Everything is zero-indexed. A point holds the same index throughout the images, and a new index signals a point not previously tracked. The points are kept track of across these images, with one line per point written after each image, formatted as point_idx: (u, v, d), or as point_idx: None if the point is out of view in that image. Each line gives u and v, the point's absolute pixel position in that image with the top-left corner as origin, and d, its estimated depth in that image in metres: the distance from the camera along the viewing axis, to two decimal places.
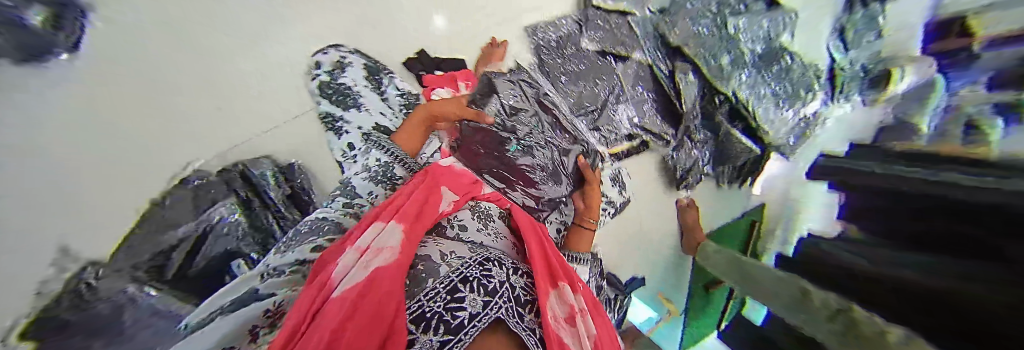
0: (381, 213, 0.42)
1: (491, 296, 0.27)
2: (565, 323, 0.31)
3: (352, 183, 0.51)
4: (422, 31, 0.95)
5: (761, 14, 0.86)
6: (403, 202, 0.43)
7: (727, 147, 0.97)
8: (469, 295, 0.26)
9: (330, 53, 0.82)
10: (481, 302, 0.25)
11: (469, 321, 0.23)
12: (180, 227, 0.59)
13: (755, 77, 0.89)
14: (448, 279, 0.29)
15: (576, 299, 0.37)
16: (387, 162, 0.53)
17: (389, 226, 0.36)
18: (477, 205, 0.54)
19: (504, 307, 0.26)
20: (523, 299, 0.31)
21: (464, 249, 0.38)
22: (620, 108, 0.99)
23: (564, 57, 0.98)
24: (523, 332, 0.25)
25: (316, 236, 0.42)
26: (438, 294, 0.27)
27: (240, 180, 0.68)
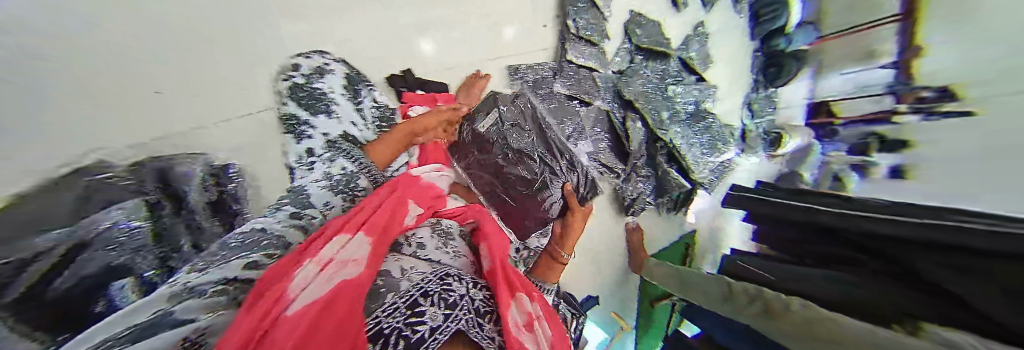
0: (344, 224, 0.36)
1: (451, 309, 0.30)
2: (526, 330, 0.33)
3: (306, 191, 0.44)
4: (407, 50, 0.98)
5: (692, 85, 1.12)
6: (373, 209, 0.39)
7: (666, 182, 1.07)
8: (429, 309, 0.29)
9: None
10: (442, 315, 0.29)
11: (429, 335, 0.26)
12: (53, 232, 0.36)
13: (687, 129, 1.07)
14: (408, 294, 0.31)
15: (533, 306, 0.39)
16: (352, 171, 0.46)
17: (355, 238, 0.32)
18: (438, 223, 0.57)
19: (463, 319, 0.30)
20: (482, 309, 0.34)
21: (423, 265, 0.41)
22: (580, 147, 1.00)
23: (541, 96, 1.02)
24: (482, 341, 0.30)
25: (250, 251, 0.34)
26: (398, 309, 0.29)
27: (152, 174, 0.50)
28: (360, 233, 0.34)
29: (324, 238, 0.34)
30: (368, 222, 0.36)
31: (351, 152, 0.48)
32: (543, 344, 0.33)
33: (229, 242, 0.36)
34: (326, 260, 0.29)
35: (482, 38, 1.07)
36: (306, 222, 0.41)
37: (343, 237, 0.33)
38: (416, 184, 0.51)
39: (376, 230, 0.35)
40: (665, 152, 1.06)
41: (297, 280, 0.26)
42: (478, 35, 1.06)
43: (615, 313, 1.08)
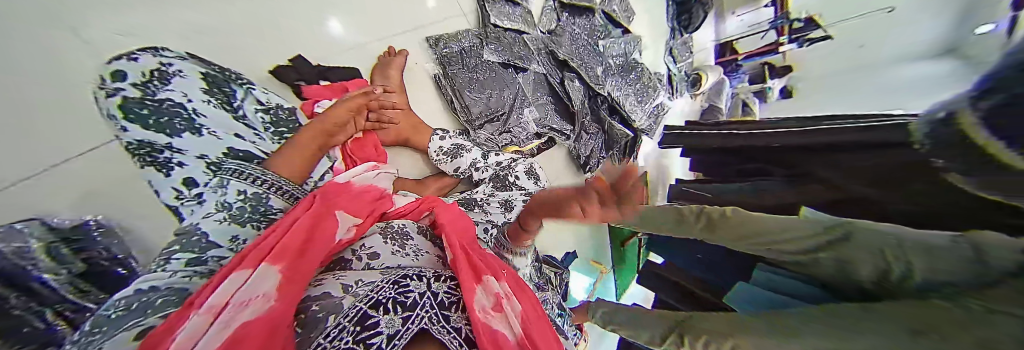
0: (239, 255, 0.30)
1: (413, 310, 0.29)
2: (495, 312, 0.33)
3: (200, 228, 0.35)
4: (309, 36, 0.82)
5: (618, 38, 1.16)
6: (280, 233, 0.34)
7: (612, 134, 1.12)
8: (384, 318, 0.27)
9: (137, 51, 0.38)
10: (400, 319, 0.27)
11: (389, 342, 0.25)
12: None
13: (621, 82, 1.10)
14: (356, 309, 0.28)
15: (501, 285, 0.38)
16: (258, 194, 0.39)
17: (259, 274, 0.28)
18: (389, 226, 0.50)
19: (426, 316, 0.29)
20: (446, 301, 0.33)
21: (372, 275, 0.37)
22: (525, 117, 0.94)
23: (469, 68, 0.91)
24: (449, 334, 0.28)
25: (143, 317, 0.24)
26: (344, 329, 0.26)
27: None
28: (266, 263, 0.29)
29: (210, 279, 0.28)
30: (276, 248, 0.31)
31: (248, 171, 0.40)
32: (513, 321, 0.33)
33: (100, 315, 0.24)
34: (221, 304, 0.24)
35: (396, 12, 0.93)
36: (214, 265, 0.34)
37: (242, 272, 0.28)
38: (347, 192, 0.46)
39: (286, 258, 0.31)
40: (606, 106, 1.09)
41: (179, 338, 0.21)
42: (392, 8, 0.92)
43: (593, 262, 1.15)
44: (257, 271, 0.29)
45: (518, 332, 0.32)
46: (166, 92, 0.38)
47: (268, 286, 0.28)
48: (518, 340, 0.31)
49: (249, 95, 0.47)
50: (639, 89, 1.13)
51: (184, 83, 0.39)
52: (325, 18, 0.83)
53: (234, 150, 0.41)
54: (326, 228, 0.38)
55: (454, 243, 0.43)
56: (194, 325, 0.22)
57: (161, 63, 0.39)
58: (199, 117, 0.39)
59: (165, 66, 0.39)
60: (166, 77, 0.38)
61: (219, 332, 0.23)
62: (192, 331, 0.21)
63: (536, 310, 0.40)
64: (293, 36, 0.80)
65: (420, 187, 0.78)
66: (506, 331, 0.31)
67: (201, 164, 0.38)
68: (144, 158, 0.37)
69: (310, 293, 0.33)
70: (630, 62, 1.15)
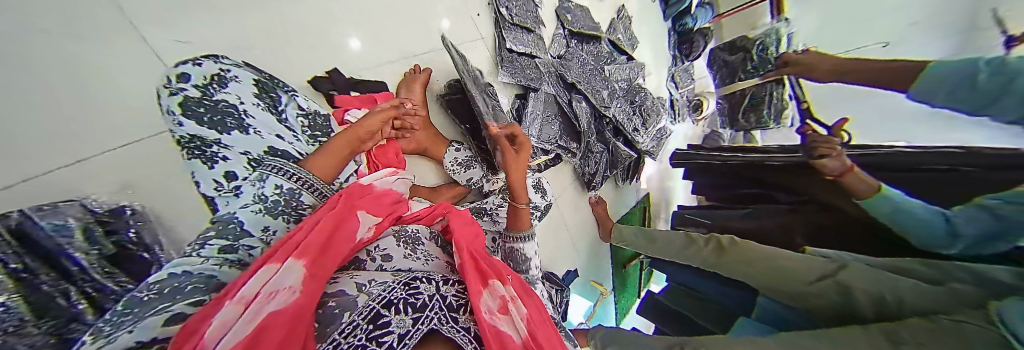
0: (267, 252, 0.30)
1: (422, 312, 0.31)
2: (501, 314, 0.34)
3: (237, 218, 0.38)
4: (337, 52, 0.88)
5: (624, 65, 1.23)
6: (304, 230, 0.34)
7: (617, 155, 1.18)
8: (395, 318, 0.29)
9: (201, 58, 0.43)
10: (410, 321, 0.29)
11: (400, 342, 0.26)
12: None
13: (626, 107, 1.17)
14: (370, 307, 0.30)
15: (506, 289, 0.40)
16: (292, 189, 0.43)
17: (286, 266, 0.27)
18: (403, 230, 0.53)
19: (436, 318, 0.31)
20: (454, 305, 0.35)
21: (384, 276, 0.39)
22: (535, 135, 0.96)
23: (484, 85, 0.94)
24: (456, 335, 0.30)
25: (173, 301, 0.26)
26: (359, 325, 0.27)
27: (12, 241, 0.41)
28: (292, 259, 0.29)
29: (241, 273, 0.27)
30: (302, 245, 0.31)
31: (284, 170, 0.43)
32: (520, 324, 0.34)
33: (136, 295, 0.26)
34: (252, 295, 0.23)
35: (417, 34, 1.01)
36: (243, 253, 0.37)
37: (272, 266, 0.27)
38: (369, 194, 0.49)
39: (310, 254, 0.31)
40: (610, 130, 1.14)
41: (220, 318, 0.20)
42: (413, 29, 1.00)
43: (594, 280, 1.15)
44: (283, 266, 0.28)
45: (523, 333, 0.33)
46: (222, 94, 0.43)
47: (293, 282, 0.26)
48: (524, 341, 0.32)
49: (293, 101, 0.52)
50: (641, 114, 1.19)
51: (240, 88, 0.45)
52: (353, 35, 0.91)
53: (272, 149, 0.45)
54: (345, 228, 0.39)
55: (463, 248, 0.46)
56: (231, 308, 0.21)
57: (221, 70, 0.44)
58: (246, 117, 0.44)
59: (224, 72, 0.44)
60: (224, 82, 0.43)
61: (252, 319, 0.21)
62: (228, 315, 0.20)
63: (542, 317, 0.40)
64: (324, 51, 0.86)
65: (432, 195, 0.81)
66: (512, 332, 0.32)
67: (243, 160, 0.42)
68: (191, 152, 0.40)
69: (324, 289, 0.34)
70: (635, 87, 1.22)
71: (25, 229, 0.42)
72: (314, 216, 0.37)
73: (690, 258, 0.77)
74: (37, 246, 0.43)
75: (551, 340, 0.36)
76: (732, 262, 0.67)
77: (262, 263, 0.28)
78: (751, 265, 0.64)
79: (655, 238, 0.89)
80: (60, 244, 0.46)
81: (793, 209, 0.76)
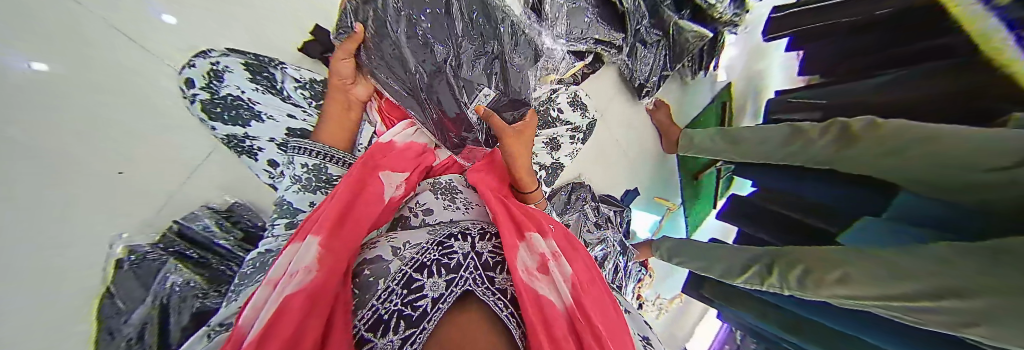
0: (298, 229, 0.35)
1: (456, 273, 0.30)
2: (540, 273, 0.33)
3: (287, 200, 0.44)
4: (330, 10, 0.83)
5: None
6: (325, 206, 0.37)
7: (679, 43, 0.84)
8: (428, 281, 0.29)
9: (194, 58, 0.43)
10: (443, 283, 0.29)
11: (433, 307, 0.26)
12: (134, 311, 0.45)
13: None
14: (402, 273, 0.32)
15: (547, 244, 0.38)
16: (317, 164, 0.45)
17: (304, 244, 0.31)
18: (437, 182, 0.52)
19: (469, 279, 0.30)
20: (490, 261, 0.34)
21: (422, 235, 0.40)
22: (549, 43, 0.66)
23: None
24: (492, 297, 0.29)
25: (262, 273, 0.36)
26: (394, 292, 0.29)
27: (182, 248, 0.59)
28: (310, 236, 0.32)
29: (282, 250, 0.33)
30: (320, 220, 0.34)
31: (301, 146, 0.44)
32: (560, 286, 0.32)
33: (244, 270, 0.39)
34: (277, 277, 0.28)
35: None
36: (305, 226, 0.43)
37: (293, 246, 0.32)
38: (391, 152, 0.48)
39: (327, 227, 0.33)
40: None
41: (252, 303, 0.25)
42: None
43: (658, 197, 1.04)
44: (303, 244, 0.32)
45: (567, 299, 0.31)
46: (225, 88, 0.43)
47: (312, 258, 0.30)
48: (567, 308, 0.30)
49: (287, 75, 0.49)
50: None
51: (234, 76, 0.44)
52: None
53: (293, 129, 0.46)
54: (367, 195, 0.40)
55: (490, 199, 0.43)
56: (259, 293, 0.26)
57: (212, 64, 0.43)
58: (253, 103, 0.44)
59: (217, 65, 0.44)
60: (220, 75, 0.43)
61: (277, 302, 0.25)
62: (258, 299, 0.26)
63: (591, 275, 0.38)
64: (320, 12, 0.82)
65: None
66: (552, 297, 0.30)
67: (273, 147, 0.45)
68: (236, 149, 0.46)
69: (365, 256, 0.37)
70: None
71: (180, 230, 0.64)
72: (333, 190, 0.40)
73: (793, 157, 0.58)
74: (194, 240, 0.63)
75: (599, 298, 0.34)
76: (863, 157, 0.45)
77: (292, 240, 0.34)
78: (898, 153, 0.41)
79: (740, 138, 0.69)
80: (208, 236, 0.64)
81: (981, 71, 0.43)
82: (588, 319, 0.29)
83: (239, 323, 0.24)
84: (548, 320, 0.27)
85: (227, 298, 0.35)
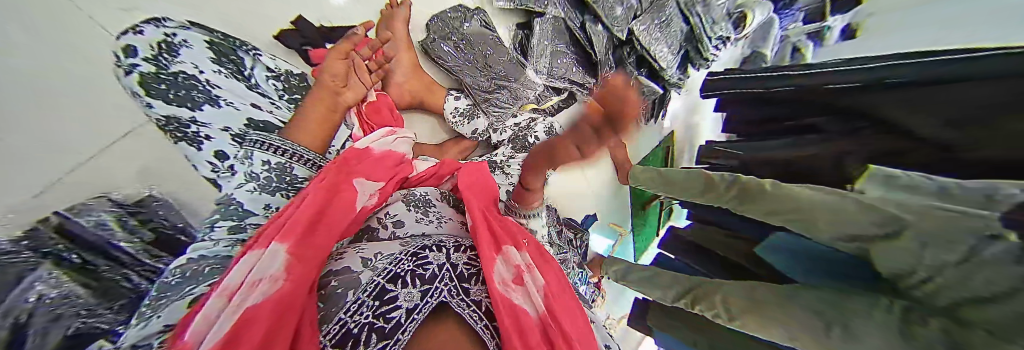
0: (258, 235, 0.31)
1: (430, 285, 0.30)
2: (515, 285, 0.34)
3: (236, 199, 0.38)
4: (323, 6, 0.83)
5: None
6: (294, 209, 0.34)
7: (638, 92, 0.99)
8: (401, 292, 0.28)
9: (141, 23, 0.37)
10: (418, 293, 0.28)
11: (407, 318, 0.25)
12: None
13: (651, 29, 0.89)
14: (375, 283, 0.30)
15: (522, 256, 0.39)
16: (282, 163, 0.41)
17: (268, 251, 0.28)
18: (411, 194, 0.51)
19: (445, 291, 0.30)
20: (466, 273, 0.34)
21: (393, 246, 0.38)
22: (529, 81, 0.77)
23: None
24: (465, 311, 0.29)
25: (195, 284, 0.30)
26: (364, 303, 0.27)
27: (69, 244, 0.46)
28: (275, 242, 0.29)
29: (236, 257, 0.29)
30: (288, 225, 0.31)
31: (262, 142, 0.40)
32: (536, 296, 0.33)
33: (165, 281, 0.31)
34: (235, 286, 0.25)
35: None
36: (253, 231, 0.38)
37: (255, 252, 0.28)
38: (366, 158, 0.46)
39: (295, 233, 0.30)
40: (634, 57, 0.95)
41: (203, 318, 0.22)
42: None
43: (612, 224, 1.15)
44: (266, 251, 0.28)
45: (539, 307, 0.32)
46: (178, 65, 0.38)
47: (280, 265, 0.27)
48: (540, 316, 0.31)
49: (258, 62, 0.46)
50: (671, 30, 0.93)
51: (194, 54, 0.39)
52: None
53: (254, 120, 0.42)
54: (341, 199, 0.38)
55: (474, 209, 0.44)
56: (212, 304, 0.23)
57: (167, 34, 0.38)
58: (214, 87, 0.40)
59: (173, 37, 0.38)
60: (174, 49, 0.38)
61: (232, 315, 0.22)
62: (209, 312, 0.22)
63: (561, 285, 0.40)
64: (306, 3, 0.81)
65: (438, 152, 0.71)
66: (526, 306, 0.31)
67: (226, 137, 0.39)
68: (175, 134, 0.38)
69: (331, 267, 0.34)
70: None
71: (64, 226, 0.48)
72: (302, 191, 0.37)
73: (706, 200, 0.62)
74: (81, 237, 0.47)
75: (570, 307, 0.36)
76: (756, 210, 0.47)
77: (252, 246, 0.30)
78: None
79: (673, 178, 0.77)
80: (103, 234, 0.49)
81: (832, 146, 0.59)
82: (559, 328, 0.30)
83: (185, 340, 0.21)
84: (523, 331, 0.27)
85: (142, 314, 0.28)
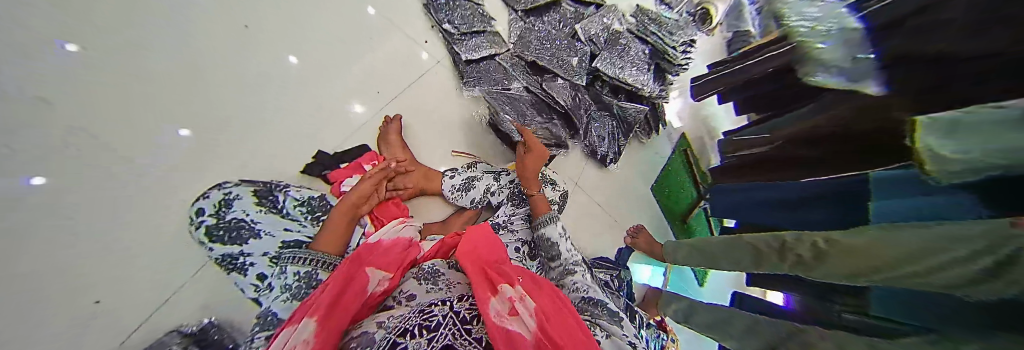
0: (298, 312, 0.38)
1: (433, 331, 0.29)
2: (512, 316, 0.31)
3: (273, 310, 0.42)
4: None
5: (594, 17, 1.03)
6: (321, 290, 0.40)
7: (625, 116, 1.02)
8: (410, 343, 0.28)
9: (211, 189, 0.51)
10: (425, 341, 0.28)
11: None
12: None
13: (610, 61, 0.97)
14: (388, 339, 0.31)
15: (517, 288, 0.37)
16: (309, 271, 0.46)
17: (301, 325, 0.33)
18: (420, 269, 0.52)
19: (447, 335, 0.29)
20: (468, 315, 0.34)
21: (404, 311, 0.40)
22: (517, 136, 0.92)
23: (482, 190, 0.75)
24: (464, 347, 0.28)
25: None
26: None
27: None
28: (308, 318, 0.34)
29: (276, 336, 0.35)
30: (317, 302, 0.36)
31: (313, 257, 0.47)
32: (531, 321, 0.31)
33: None
34: None
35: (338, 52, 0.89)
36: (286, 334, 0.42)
37: (291, 327, 0.34)
38: (378, 250, 0.51)
39: (322, 309, 0.36)
40: (608, 88, 1.02)
41: None
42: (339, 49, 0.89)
43: None
44: (300, 326, 0.33)
45: (537, 333, 0.29)
46: (232, 213, 0.49)
47: (309, 335, 0.32)
48: (535, 337, 0.28)
49: (288, 195, 0.55)
50: (633, 58, 1.00)
51: (243, 203, 0.50)
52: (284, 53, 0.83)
53: (286, 241, 0.50)
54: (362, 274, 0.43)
55: (467, 263, 0.44)
56: None
57: (225, 193, 0.50)
58: (255, 223, 0.49)
59: (229, 194, 0.51)
60: (230, 202, 0.50)
61: None
62: None
63: (557, 305, 0.35)
64: None
65: (444, 227, 0.77)
66: (521, 329, 0.29)
67: (264, 260, 0.49)
68: (229, 266, 0.50)
69: (354, 333, 0.36)
70: (612, 35, 1.02)
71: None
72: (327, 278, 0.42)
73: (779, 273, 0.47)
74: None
75: (570, 328, 0.31)
76: (832, 276, 0.37)
77: (287, 326, 0.36)
78: (867, 270, 0.32)
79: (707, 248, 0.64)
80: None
81: (826, 107, 0.53)
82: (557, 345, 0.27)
83: None
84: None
85: None
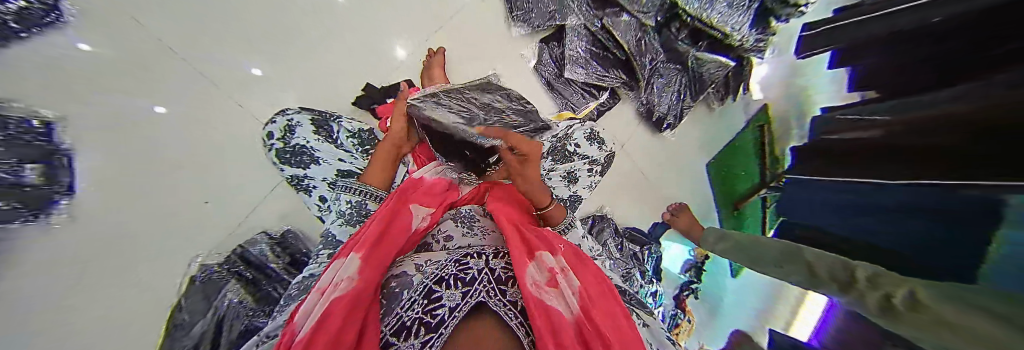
0: (348, 244, 0.42)
1: (469, 286, 0.30)
2: (548, 287, 0.33)
3: (332, 233, 0.51)
4: None
5: None
6: (366, 227, 0.43)
7: (701, 73, 0.87)
8: (445, 292, 0.29)
9: (277, 115, 0.56)
10: (459, 294, 0.28)
11: (448, 315, 0.26)
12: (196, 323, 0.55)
13: None
14: (424, 285, 0.33)
15: (555, 261, 0.39)
16: (359, 201, 0.51)
17: (347, 259, 0.37)
18: (458, 212, 0.55)
19: (483, 291, 0.30)
20: (503, 277, 0.35)
21: (441, 255, 0.43)
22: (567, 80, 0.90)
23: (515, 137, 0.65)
24: (503, 309, 0.28)
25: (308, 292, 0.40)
26: (416, 302, 0.30)
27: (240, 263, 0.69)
28: (354, 253, 0.38)
29: (331, 262, 0.40)
30: (363, 239, 0.40)
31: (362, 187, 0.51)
32: (571, 301, 0.32)
33: (292, 292, 0.43)
34: (328, 285, 0.36)
35: None
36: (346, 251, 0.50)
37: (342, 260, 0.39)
38: (421, 187, 0.52)
39: (367, 246, 0.39)
40: (687, 30, 0.82)
41: (306, 312, 0.32)
42: None
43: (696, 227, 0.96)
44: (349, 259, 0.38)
45: (574, 309, 0.31)
46: (295, 139, 0.54)
47: (354, 270, 0.36)
48: (575, 318, 0.30)
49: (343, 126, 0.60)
50: None
51: (304, 131, 0.55)
52: None
53: (341, 170, 0.55)
54: (404, 215, 0.46)
55: (504, 223, 0.44)
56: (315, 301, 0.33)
57: (287, 119, 0.55)
58: (314, 151, 0.54)
59: (291, 121, 0.55)
60: (292, 128, 0.55)
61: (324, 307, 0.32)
62: (311, 304, 0.33)
63: (598, 288, 0.37)
64: None
65: None
66: (561, 308, 0.30)
67: (324, 185, 0.53)
68: (296, 186, 0.55)
69: (393, 272, 0.41)
70: None
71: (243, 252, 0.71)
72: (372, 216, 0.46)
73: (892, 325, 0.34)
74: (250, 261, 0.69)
75: (609, 313, 0.33)
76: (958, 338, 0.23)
77: (339, 256, 0.41)
78: None
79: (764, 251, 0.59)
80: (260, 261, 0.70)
81: (906, 100, 0.43)
82: (597, 332, 0.29)
83: (298, 323, 0.31)
84: (558, 332, 0.26)
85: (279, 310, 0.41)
